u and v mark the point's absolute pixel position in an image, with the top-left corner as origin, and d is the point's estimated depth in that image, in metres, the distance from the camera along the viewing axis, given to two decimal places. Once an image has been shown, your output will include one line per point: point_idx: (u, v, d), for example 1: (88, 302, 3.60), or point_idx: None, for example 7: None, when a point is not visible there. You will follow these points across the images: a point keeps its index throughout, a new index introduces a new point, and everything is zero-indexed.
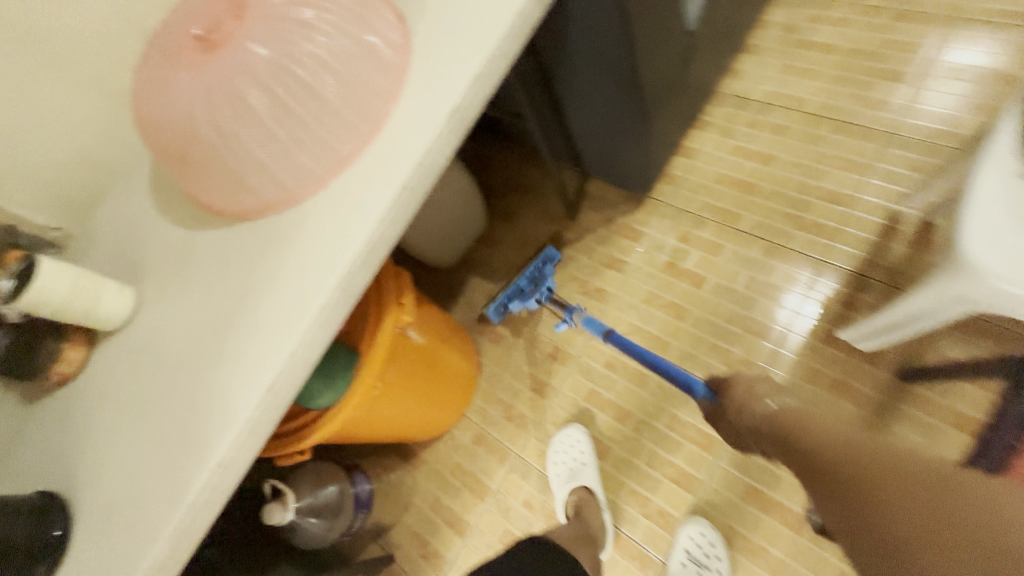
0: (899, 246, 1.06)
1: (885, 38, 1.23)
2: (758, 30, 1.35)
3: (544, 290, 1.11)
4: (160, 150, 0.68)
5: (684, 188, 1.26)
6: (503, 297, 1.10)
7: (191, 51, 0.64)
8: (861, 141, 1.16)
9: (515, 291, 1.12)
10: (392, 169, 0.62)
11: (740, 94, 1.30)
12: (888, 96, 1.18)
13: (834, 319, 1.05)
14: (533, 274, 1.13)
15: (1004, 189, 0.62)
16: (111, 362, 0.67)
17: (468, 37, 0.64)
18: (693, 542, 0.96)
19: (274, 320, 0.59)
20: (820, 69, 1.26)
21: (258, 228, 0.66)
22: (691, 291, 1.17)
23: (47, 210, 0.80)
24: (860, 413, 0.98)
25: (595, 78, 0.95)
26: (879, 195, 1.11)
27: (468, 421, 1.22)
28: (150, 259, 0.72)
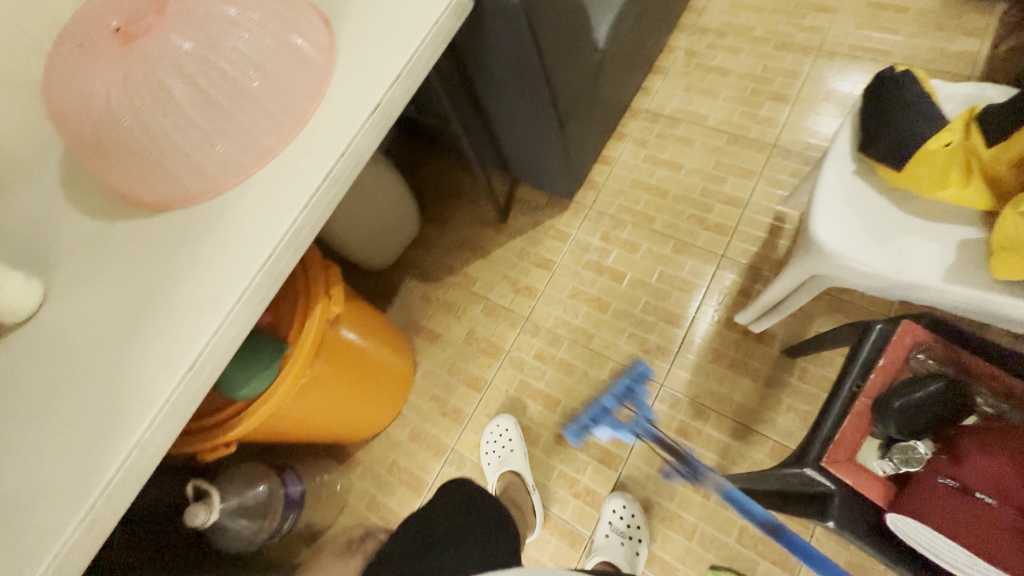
0: (784, 241, 1.22)
1: (769, 64, 1.42)
2: (664, 54, 1.51)
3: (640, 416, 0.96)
4: (73, 140, 0.67)
5: (604, 192, 1.37)
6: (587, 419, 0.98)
7: (107, 41, 0.64)
8: (752, 151, 1.33)
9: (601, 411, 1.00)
10: (317, 158, 0.66)
11: (651, 110, 1.45)
12: (772, 113, 1.36)
13: (733, 306, 1.18)
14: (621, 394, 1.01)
15: (841, 182, 0.76)
16: (14, 355, 0.64)
17: (390, 42, 0.71)
18: (615, 514, 1.03)
19: (196, 302, 0.60)
20: (718, 89, 1.43)
21: (181, 217, 0.67)
22: (612, 285, 1.27)
23: None
24: (757, 388, 1.10)
25: (514, 87, 1.03)
26: (768, 198, 1.27)
27: (404, 418, 1.23)
28: (60, 250, 0.70)
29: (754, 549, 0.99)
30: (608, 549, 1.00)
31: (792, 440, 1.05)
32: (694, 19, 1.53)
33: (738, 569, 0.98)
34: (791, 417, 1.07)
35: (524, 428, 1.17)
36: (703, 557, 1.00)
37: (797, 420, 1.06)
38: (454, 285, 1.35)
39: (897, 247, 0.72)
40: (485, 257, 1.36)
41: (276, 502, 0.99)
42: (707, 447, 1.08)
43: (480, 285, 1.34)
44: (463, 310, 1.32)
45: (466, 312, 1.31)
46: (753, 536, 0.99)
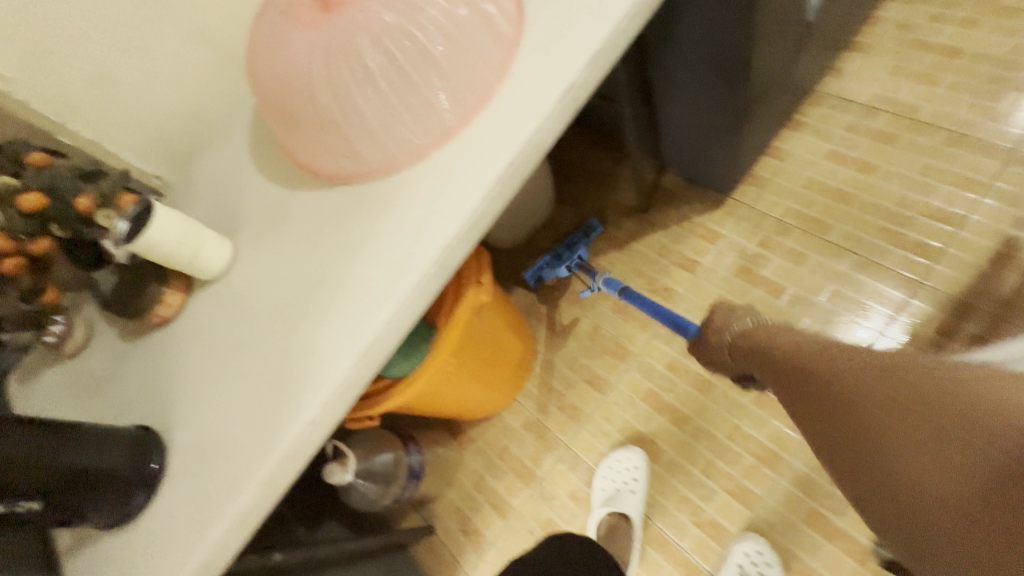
0: (1013, 276, 0.97)
1: (1018, 43, 1.11)
2: (868, 27, 1.25)
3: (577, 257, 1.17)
4: (268, 108, 0.69)
5: (769, 191, 1.19)
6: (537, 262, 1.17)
7: (308, 9, 0.64)
8: (977, 156, 1.07)
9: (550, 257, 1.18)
10: (500, 144, 0.60)
11: (842, 95, 1.21)
12: (1013, 108, 1.08)
13: (927, 347, 0.98)
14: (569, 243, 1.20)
15: None
16: (206, 311, 0.69)
17: (586, 14, 0.63)
18: (746, 558, 0.93)
19: (369, 285, 0.60)
20: (939, 74, 1.15)
21: (357, 193, 0.67)
22: (766, 299, 1.11)
23: (152, 158, 0.84)
24: None
25: (697, 65, 0.90)
26: (993, 217, 1.02)
27: (519, 405, 1.21)
28: (246, 214, 0.73)
29: None
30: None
31: None
32: None
33: None
34: None
35: (646, 441, 1.09)
36: None
37: None
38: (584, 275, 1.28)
39: None
40: (620, 249, 1.27)
41: (403, 472, 1.04)
42: None
43: None
44: (590, 303, 1.24)
45: (593, 306, 1.24)
46: None
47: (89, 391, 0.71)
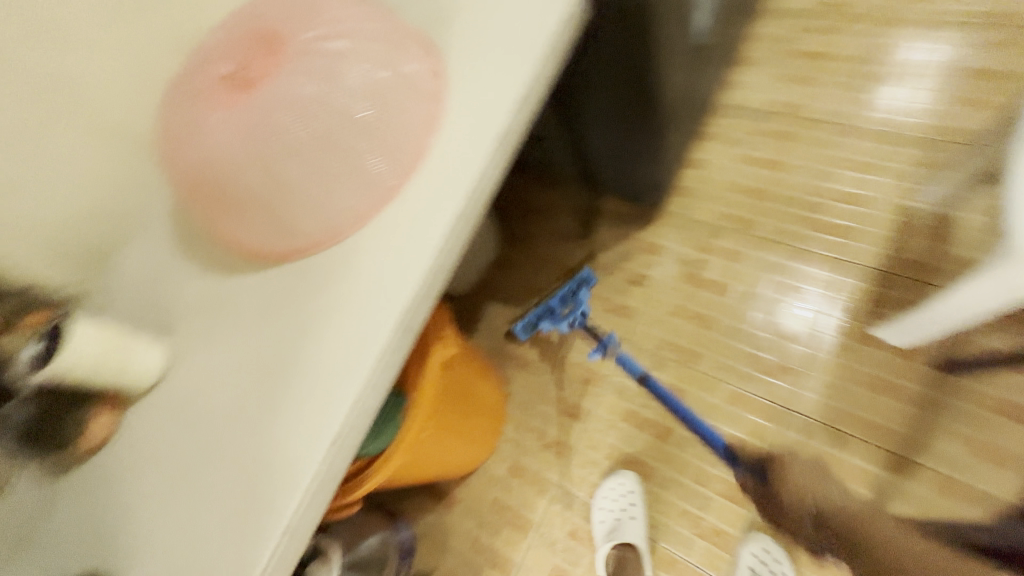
0: (919, 241, 1.08)
1: (872, 43, 1.28)
2: (748, 43, 1.39)
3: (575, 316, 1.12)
4: (192, 197, 0.65)
5: (697, 199, 1.26)
6: (533, 317, 1.10)
7: (221, 91, 0.61)
8: (864, 142, 1.20)
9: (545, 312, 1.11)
10: (442, 197, 0.60)
11: (740, 104, 1.33)
12: (883, 97, 1.22)
13: (866, 318, 1.05)
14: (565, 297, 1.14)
15: None
16: (145, 426, 0.62)
17: (504, 64, 0.65)
18: (756, 558, 0.95)
19: (330, 364, 0.56)
20: (816, 76, 1.30)
21: (300, 268, 0.63)
22: (717, 300, 1.16)
23: (60, 266, 0.76)
24: (906, 409, 0.97)
25: (612, 95, 0.95)
26: (891, 192, 1.14)
27: (502, 452, 1.17)
28: (178, 310, 0.67)
29: None
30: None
31: (957, 469, 0.92)
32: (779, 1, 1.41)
33: None
34: (954, 444, 0.94)
35: (636, 462, 1.08)
36: None
37: (962, 447, 0.93)
38: None
39: None
40: (571, 276, 1.29)
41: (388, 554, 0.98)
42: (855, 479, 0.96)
43: None
44: (554, 334, 1.25)
45: (557, 337, 1.24)
46: None
47: (17, 542, 0.62)
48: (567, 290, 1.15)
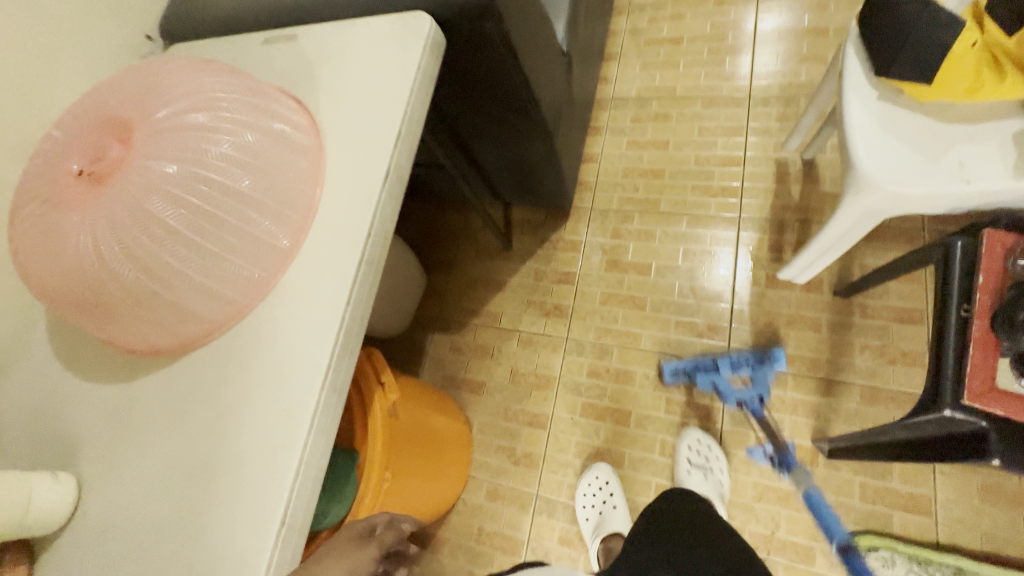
0: (795, 185, 1.20)
1: (715, 22, 1.42)
2: (611, 40, 1.49)
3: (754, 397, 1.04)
4: (68, 307, 0.59)
5: (600, 190, 1.33)
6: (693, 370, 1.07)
7: (77, 188, 0.57)
8: (730, 109, 1.32)
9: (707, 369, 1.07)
10: (342, 247, 0.59)
11: (618, 96, 1.42)
12: (736, 67, 1.36)
13: (770, 264, 1.15)
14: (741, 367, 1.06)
15: (871, 110, 0.73)
16: (67, 567, 0.55)
17: (377, 104, 0.66)
18: (693, 450, 1.01)
19: (261, 444, 0.53)
20: (677, 59, 1.41)
21: (210, 353, 0.60)
22: (640, 279, 1.22)
23: None
24: (823, 336, 1.06)
25: (496, 112, 0.98)
26: (762, 148, 1.26)
27: (476, 479, 1.15)
28: (78, 430, 0.61)
29: (882, 502, 0.94)
30: (695, 483, 0.97)
31: (877, 379, 1.01)
32: None
33: (876, 527, 0.93)
34: (868, 357, 1.03)
35: (605, 452, 1.10)
36: None
37: (876, 357, 1.02)
38: (482, 327, 1.29)
39: (954, 158, 0.69)
40: (503, 289, 1.31)
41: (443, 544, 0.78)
42: (797, 412, 1.03)
43: (507, 319, 1.28)
44: (500, 349, 1.25)
45: (503, 351, 1.25)
46: (875, 489, 0.95)
47: None
48: (752, 364, 1.06)
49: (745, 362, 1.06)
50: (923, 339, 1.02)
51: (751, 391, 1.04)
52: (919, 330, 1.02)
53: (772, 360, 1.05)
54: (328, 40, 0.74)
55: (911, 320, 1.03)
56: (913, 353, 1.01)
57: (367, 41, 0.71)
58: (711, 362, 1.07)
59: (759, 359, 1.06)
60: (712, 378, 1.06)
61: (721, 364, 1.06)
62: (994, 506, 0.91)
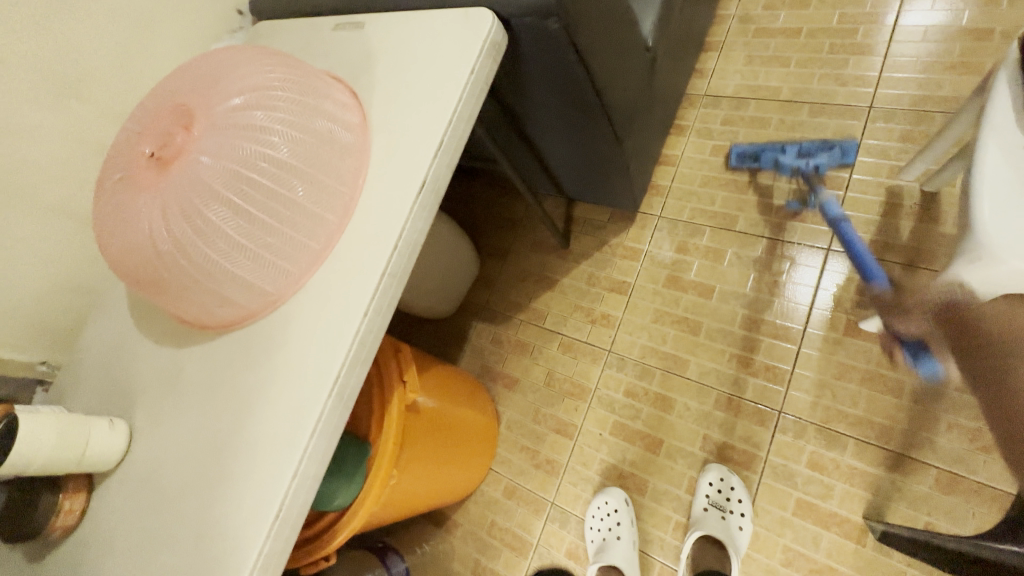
0: (906, 221, 1.03)
1: (846, 13, 1.21)
2: (714, 27, 1.34)
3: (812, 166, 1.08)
4: (132, 276, 0.66)
5: (672, 197, 1.23)
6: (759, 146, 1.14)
7: (145, 172, 0.62)
8: (843, 120, 1.14)
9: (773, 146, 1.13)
10: (369, 257, 0.60)
11: (712, 93, 1.28)
12: (861, 70, 1.16)
13: (855, 309, 1.00)
14: (808, 147, 1.11)
15: (1013, 165, 0.59)
16: (112, 504, 0.64)
17: (425, 108, 0.64)
18: (713, 487, 0.96)
19: (271, 437, 0.57)
20: (789, 54, 1.24)
21: (243, 339, 0.64)
22: (699, 301, 1.12)
23: (43, 345, 0.82)
24: (902, 403, 0.92)
25: (563, 111, 0.92)
26: (872, 172, 1.08)
27: (496, 474, 1.17)
28: (136, 385, 0.68)
29: None
30: (709, 522, 0.93)
31: (962, 466, 0.86)
32: None
33: None
34: (955, 438, 0.88)
35: (628, 476, 1.06)
36: None
37: (966, 440, 0.87)
38: (525, 323, 1.28)
39: None
40: (553, 288, 1.28)
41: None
42: (853, 482, 0.91)
43: (552, 320, 1.25)
44: (539, 349, 1.24)
45: (542, 352, 1.23)
46: None
47: None
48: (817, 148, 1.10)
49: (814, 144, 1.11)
50: None
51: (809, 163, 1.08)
52: None
53: (840, 149, 1.09)
54: (391, 33, 0.72)
55: None
56: None
57: (427, 37, 0.69)
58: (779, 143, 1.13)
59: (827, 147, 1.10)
60: (775, 155, 1.12)
61: (789, 147, 1.12)
62: None
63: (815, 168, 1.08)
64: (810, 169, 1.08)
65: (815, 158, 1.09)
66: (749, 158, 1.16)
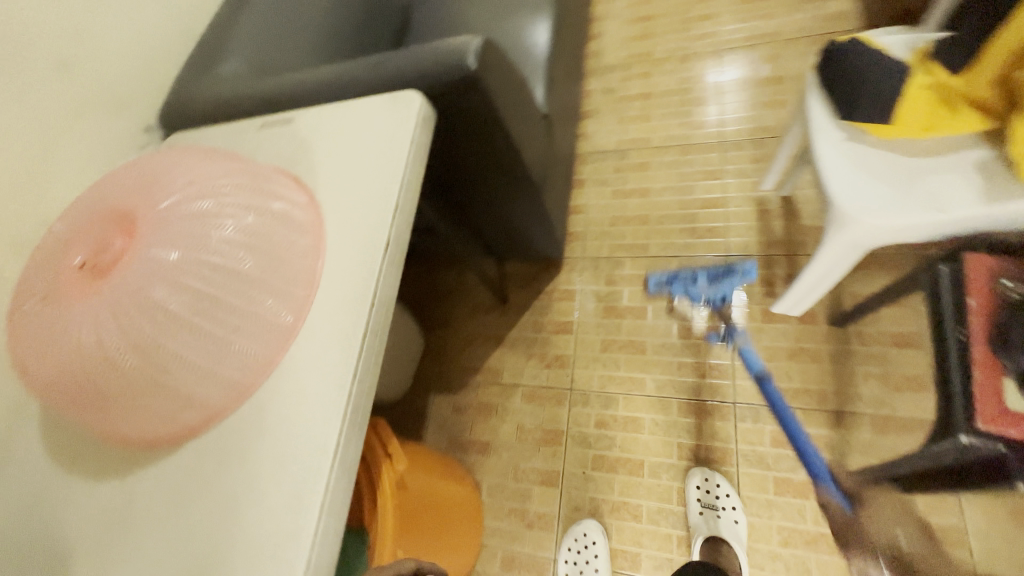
0: (777, 222, 1.25)
1: (681, 77, 1.52)
2: (585, 99, 1.59)
3: (718, 297, 1.11)
4: (68, 402, 0.58)
5: (590, 239, 1.36)
6: (669, 280, 1.14)
7: (81, 281, 0.57)
8: (705, 154, 1.38)
9: (684, 278, 1.13)
10: (345, 322, 0.60)
11: (598, 150, 1.49)
12: (706, 115, 1.44)
13: (763, 299, 1.17)
14: (715, 273, 1.11)
15: (839, 149, 0.78)
16: None
17: (374, 178, 0.69)
18: (700, 489, 1.01)
19: (270, 532, 0.52)
20: (649, 112, 1.50)
21: (212, 440, 0.58)
22: (637, 323, 1.23)
23: None
24: (825, 367, 1.06)
25: (488, 176, 1.01)
26: (740, 189, 1.31)
27: (490, 548, 1.10)
28: (73, 534, 0.58)
29: None
30: (705, 524, 0.97)
31: (886, 406, 1.01)
32: (598, 62, 1.63)
33: None
34: (872, 385, 1.03)
35: (621, 506, 1.06)
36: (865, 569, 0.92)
37: (880, 384, 1.02)
38: (484, 384, 1.27)
39: (926, 190, 0.72)
40: (502, 343, 1.31)
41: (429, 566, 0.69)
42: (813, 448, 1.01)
43: (509, 374, 1.27)
44: (503, 406, 1.23)
45: (507, 408, 1.23)
46: None
47: None
48: (722, 275, 1.10)
49: (718, 271, 1.11)
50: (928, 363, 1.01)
51: (716, 294, 1.10)
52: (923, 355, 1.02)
53: (742, 271, 1.08)
54: (323, 122, 0.77)
55: (911, 345, 1.03)
56: (920, 377, 1.01)
57: (361, 120, 0.75)
58: (688, 275, 1.13)
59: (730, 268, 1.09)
60: (686, 287, 1.13)
61: (698, 276, 1.12)
62: None
63: (724, 300, 1.11)
64: (719, 301, 1.11)
65: (722, 288, 1.10)
66: (664, 287, 1.16)
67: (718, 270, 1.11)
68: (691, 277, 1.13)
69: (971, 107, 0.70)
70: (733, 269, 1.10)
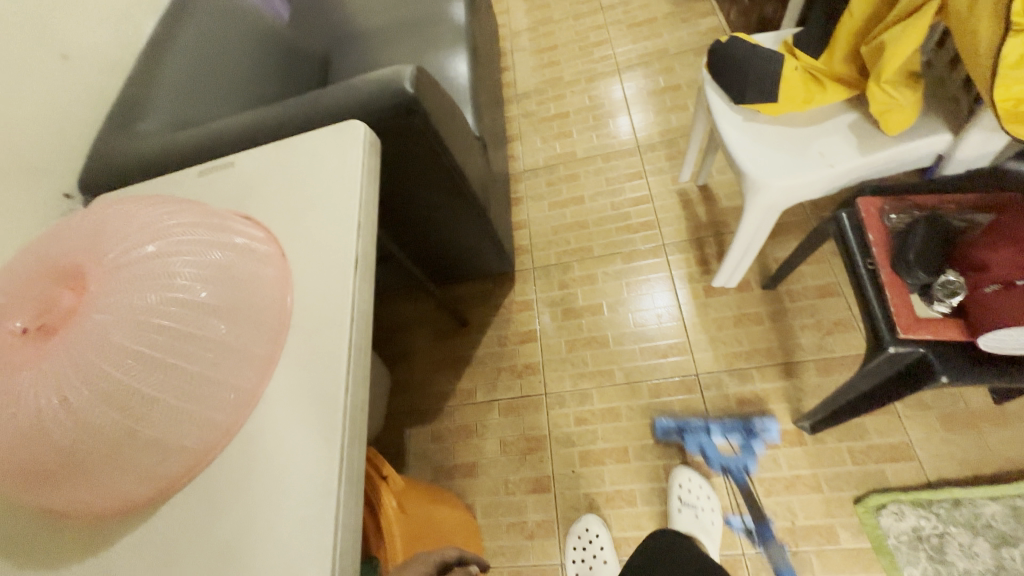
0: (699, 208, 1.38)
1: (591, 95, 1.67)
2: (508, 125, 1.69)
3: (739, 468, 1.05)
4: (22, 479, 0.53)
5: (537, 250, 1.43)
6: (685, 431, 1.09)
7: (24, 342, 0.52)
8: (626, 159, 1.51)
9: (699, 430, 1.09)
10: (327, 340, 0.60)
11: (528, 168, 1.58)
12: (620, 125, 1.58)
13: (702, 277, 1.28)
14: (732, 430, 1.07)
15: (740, 129, 0.90)
16: None
17: (332, 199, 0.69)
18: (683, 487, 1.03)
19: (285, 560, 0.51)
20: (569, 129, 1.62)
21: (202, 486, 0.56)
22: (596, 320, 1.29)
23: None
24: (767, 327, 1.17)
25: (437, 199, 1.03)
26: (662, 184, 1.44)
27: (495, 568, 1.08)
28: None
29: (871, 460, 1.02)
30: (686, 521, 0.98)
31: (824, 350, 1.12)
32: (513, 90, 1.75)
33: (876, 485, 1.00)
34: (810, 334, 1.14)
35: (615, 495, 1.08)
36: (842, 501, 1.00)
37: (816, 332, 1.14)
38: (459, 407, 1.27)
39: (817, 151, 0.84)
40: (471, 364, 1.31)
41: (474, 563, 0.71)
42: (772, 400, 1.10)
43: (482, 391, 1.27)
44: (483, 424, 1.23)
45: (487, 425, 1.22)
46: (860, 450, 1.03)
47: None
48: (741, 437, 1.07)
49: (737, 428, 1.07)
50: (849, 306, 1.15)
51: (737, 460, 1.05)
52: (843, 300, 1.16)
53: (761, 433, 1.07)
54: (266, 155, 0.77)
55: (832, 294, 1.17)
56: (845, 319, 1.14)
57: (306, 147, 0.75)
58: (702, 426, 1.08)
59: (749, 429, 1.08)
60: (701, 443, 1.07)
61: (715, 432, 1.08)
62: (956, 433, 1.02)
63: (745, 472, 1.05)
64: (740, 472, 1.05)
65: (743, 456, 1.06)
66: (676, 436, 1.10)
67: (736, 427, 1.08)
68: (709, 432, 1.08)
69: (834, 82, 0.85)
70: (751, 432, 1.07)
